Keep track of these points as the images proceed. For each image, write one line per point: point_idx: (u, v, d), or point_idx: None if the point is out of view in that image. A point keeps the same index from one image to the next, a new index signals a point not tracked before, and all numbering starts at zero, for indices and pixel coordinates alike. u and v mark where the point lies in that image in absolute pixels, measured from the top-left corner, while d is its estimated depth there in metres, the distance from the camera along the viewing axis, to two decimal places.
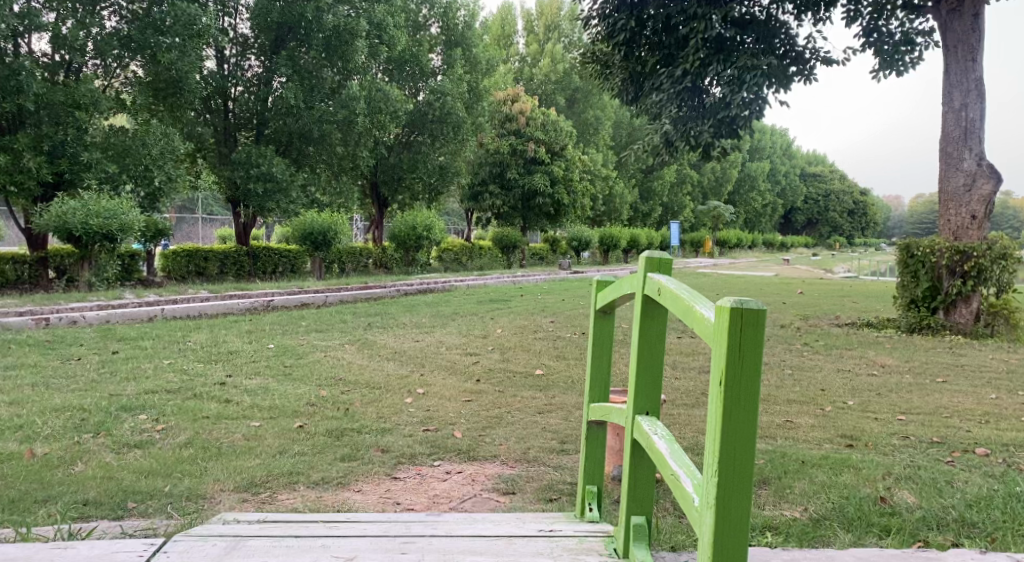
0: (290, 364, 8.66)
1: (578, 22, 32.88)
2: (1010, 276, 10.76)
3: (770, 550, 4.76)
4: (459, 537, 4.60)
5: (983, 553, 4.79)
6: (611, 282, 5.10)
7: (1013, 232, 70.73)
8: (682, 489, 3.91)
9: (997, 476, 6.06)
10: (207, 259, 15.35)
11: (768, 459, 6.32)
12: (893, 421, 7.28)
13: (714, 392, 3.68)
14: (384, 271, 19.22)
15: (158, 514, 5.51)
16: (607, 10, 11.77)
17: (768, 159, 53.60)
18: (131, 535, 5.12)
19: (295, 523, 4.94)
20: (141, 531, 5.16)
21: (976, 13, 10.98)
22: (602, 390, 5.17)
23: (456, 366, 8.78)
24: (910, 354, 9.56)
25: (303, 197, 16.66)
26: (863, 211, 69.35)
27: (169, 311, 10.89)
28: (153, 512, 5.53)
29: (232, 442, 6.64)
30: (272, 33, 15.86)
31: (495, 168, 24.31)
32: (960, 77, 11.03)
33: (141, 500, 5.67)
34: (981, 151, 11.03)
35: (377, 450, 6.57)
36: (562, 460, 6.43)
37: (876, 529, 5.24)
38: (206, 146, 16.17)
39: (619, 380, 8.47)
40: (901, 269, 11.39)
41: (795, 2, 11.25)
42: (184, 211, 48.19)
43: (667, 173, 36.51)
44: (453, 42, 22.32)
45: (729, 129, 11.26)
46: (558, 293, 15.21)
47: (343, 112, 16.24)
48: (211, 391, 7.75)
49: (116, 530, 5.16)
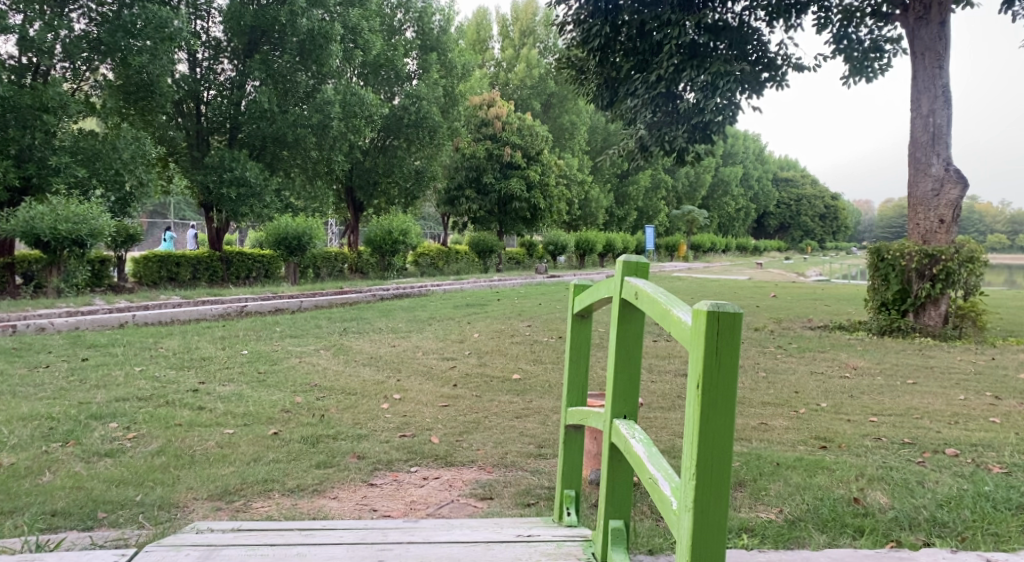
0: (265, 370, 8.57)
1: (553, 28, 32.92)
2: (976, 279, 10.95)
3: (748, 552, 4.83)
4: (437, 544, 4.57)
5: (954, 552, 4.87)
6: (588, 285, 5.12)
7: (980, 236, 71.97)
8: (659, 493, 3.91)
9: (966, 475, 6.15)
10: (179, 264, 15.19)
11: (744, 462, 6.37)
12: (865, 422, 7.36)
13: (690, 396, 3.70)
14: (360, 276, 19.17)
15: (129, 524, 5.43)
16: (582, 15, 11.81)
17: (740, 164, 54.16)
18: (101, 545, 5.05)
19: (270, 531, 4.89)
20: (112, 542, 5.09)
21: (941, 20, 11.18)
22: (579, 393, 5.18)
23: (433, 371, 8.76)
24: (881, 356, 9.70)
25: (277, 201, 16.47)
26: (834, 214, 70.16)
27: (140, 317, 10.72)
28: (124, 522, 5.45)
29: (205, 449, 6.56)
30: (246, 37, 15.80)
31: (471, 172, 24.30)
32: (928, 84, 11.24)
33: (112, 510, 5.57)
34: (949, 156, 11.19)
35: (353, 456, 6.52)
36: (539, 464, 6.43)
37: (850, 529, 5.30)
38: (177, 150, 16.05)
39: (595, 384, 8.50)
40: (872, 272, 11.52)
41: (766, 8, 11.35)
42: (155, 211, 48.27)
43: (642, 178, 36.72)
44: (428, 47, 22.24)
45: (702, 134, 11.39)
46: (535, 297, 15.19)
47: (318, 116, 16.04)
48: (184, 398, 7.65)
49: (85, 541, 5.08)
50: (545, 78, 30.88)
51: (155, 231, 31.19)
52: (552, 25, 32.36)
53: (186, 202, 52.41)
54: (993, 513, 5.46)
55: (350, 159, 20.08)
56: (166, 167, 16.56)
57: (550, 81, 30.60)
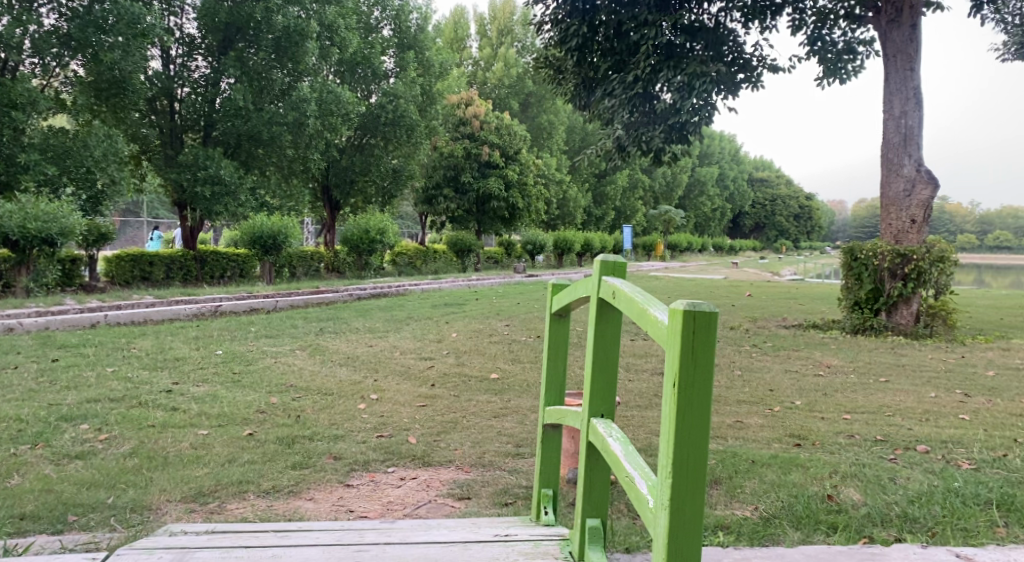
0: (240, 370, 8.49)
1: (531, 27, 32.90)
2: (946, 278, 11.10)
3: (722, 550, 4.90)
4: (414, 545, 4.55)
5: (925, 548, 4.95)
6: (566, 285, 5.12)
7: (950, 235, 73.05)
8: (637, 491, 3.92)
9: (936, 472, 6.24)
10: (152, 264, 14.99)
11: (719, 460, 6.42)
12: (838, 420, 7.44)
13: (667, 395, 3.71)
14: (336, 276, 19.06)
15: (100, 527, 5.35)
16: (559, 15, 11.83)
17: (716, 164, 54.62)
18: (72, 549, 4.98)
19: (245, 533, 4.85)
20: (83, 546, 5.01)
21: (913, 23, 11.35)
22: (557, 392, 5.18)
23: (411, 371, 8.72)
24: (855, 354, 9.82)
25: (253, 200, 16.31)
26: (808, 215, 70.93)
27: (112, 317, 10.58)
28: (95, 525, 5.36)
29: (179, 451, 6.48)
30: (220, 34, 15.62)
31: (449, 171, 24.25)
32: (900, 86, 11.39)
33: (83, 512, 5.49)
34: (921, 157, 11.34)
35: (329, 457, 6.48)
36: (517, 464, 6.43)
37: (823, 526, 5.35)
38: (150, 147, 15.82)
39: (573, 383, 8.52)
40: (845, 271, 11.66)
41: (742, 9, 11.43)
42: (127, 210, 47.73)
43: (620, 177, 36.87)
44: (405, 45, 22.13)
45: (679, 135, 11.48)
46: (513, 297, 15.15)
47: (293, 114, 15.91)
48: (157, 399, 7.56)
49: (54, 545, 5.01)
50: (523, 78, 30.90)
51: (127, 230, 30.68)
52: (530, 24, 32.35)
53: (161, 202, 51.81)
54: (963, 508, 5.53)
55: (326, 157, 19.93)
56: (138, 166, 16.35)
57: (527, 81, 30.63)
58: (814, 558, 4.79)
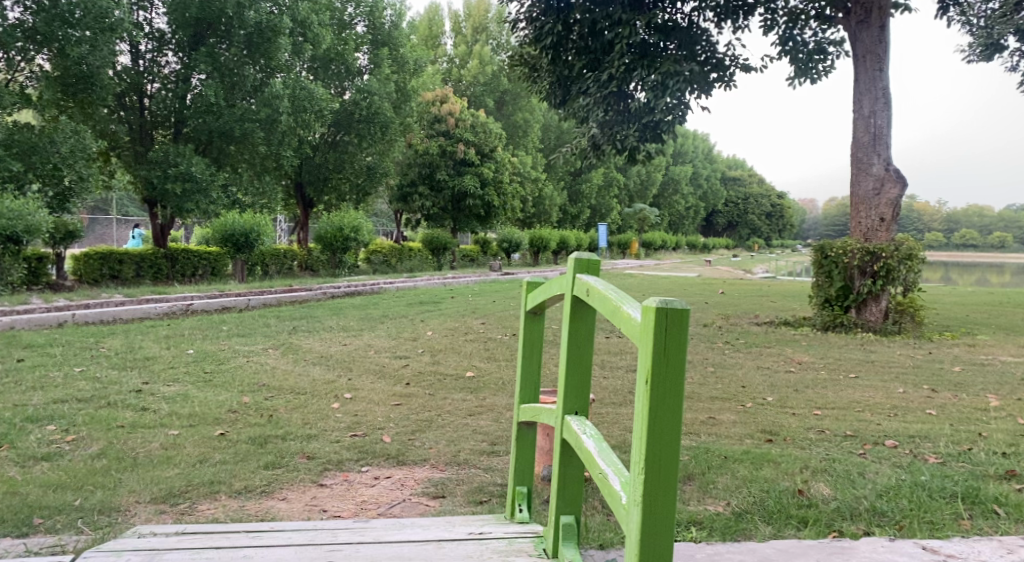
0: (211, 369, 8.39)
1: (506, 25, 32.88)
2: (914, 276, 11.27)
3: (695, 545, 4.96)
4: (388, 543, 4.53)
5: (892, 541, 5.03)
6: (540, 283, 5.12)
7: (918, 234, 74.24)
8: (609, 487, 3.91)
9: (904, 466, 6.33)
10: (122, 262, 14.76)
11: (692, 456, 6.46)
12: (809, 416, 7.54)
13: (639, 391, 3.69)
14: (309, 274, 18.92)
15: (66, 529, 5.25)
16: (534, 13, 11.85)
17: (691, 163, 55.07)
18: (37, 553, 4.88)
19: (216, 534, 4.79)
20: (48, 549, 4.93)
21: (882, 24, 11.52)
22: (532, 390, 5.18)
23: (385, 370, 8.68)
24: (825, 351, 9.95)
25: (224, 198, 16.10)
26: (780, 213, 71.71)
27: (80, 316, 10.41)
28: (62, 527, 5.27)
29: (149, 451, 6.39)
30: (190, 30, 15.30)
31: (424, 169, 24.19)
32: (869, 86, 11.56)
33: (48, 515, 5.40)
34: (889, 156, 11.51)
35: (302, 456, 6.43)
36: (492, 462, 6.42)
37: (794, 521, 5.39)
38: (119, 143, 15.49)
39: (548, 381, 8.54)
40: (816, 269, 11.83)
41: (715, 9, 11.53)
42: (98, 207, 47.06)
43: (595, 176, 37.03)
44: (379, 42, 21.99)
45: (653, 134, 11.58)
46: (488, 295, 15.12)
47: (265, 111, 15.84)
48: (126, 398, 7.45)
49: (19, 548, 4.92)
50: (498, 76, 30.85)
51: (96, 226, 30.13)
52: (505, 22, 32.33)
53: (132, 200, 51.10)
54: (929, 502, 5.59)
55: (300, 154, 19.75)
56: (107, 163, 16.06)
57: (502, 79, 30.59)
58: (784, 552, 4.85)
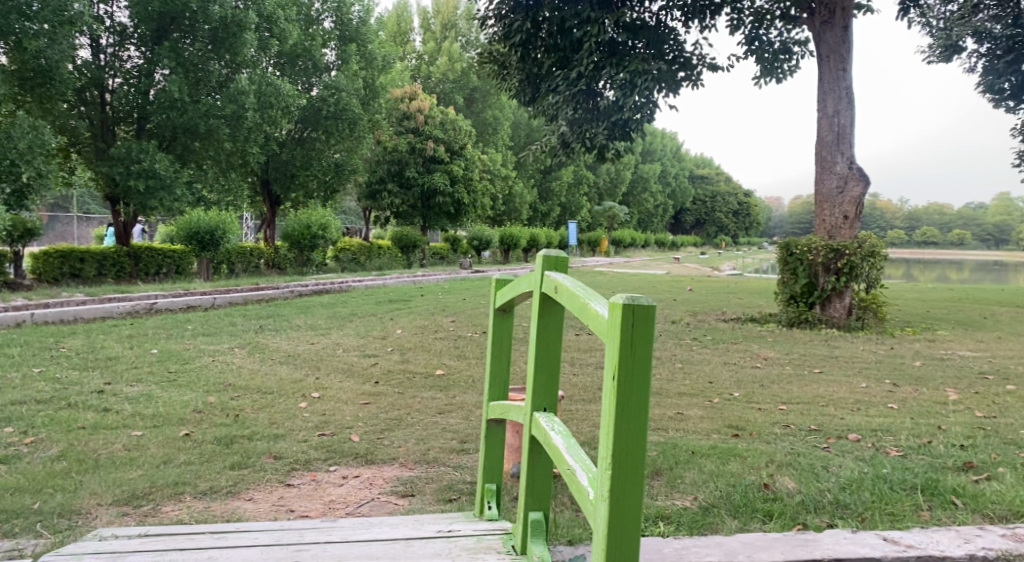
0: (175, 369, 8.26)
1: (475, 22, 32.84)
2: (877, 273, 11.49)
3: (662, 539, 4.89)
4: (357, 542, 4.50)
5: (854, 533, 4.96)
6: (509, 280, 5.10)
7: (880, 231, 75.62)
8: (578, 483, 3.90)
9: (866, 459, 6.41)
10: (83, 261, 14.45)
11: (660, 451, 6.50)
12: (775, 411, 7.63)
13: (607, 386, 3.64)
14: (276, 272, 18.74)
15: (25, 533, 5.14)
16: (503, 11, 11.81)
17: (659, 161, 55.50)
18: None
19: (180, 535, 4.72)
20: (5, 553, 4.81)
21: (845, 25, 11.69)
22: (501, 387, 5.16)
23: (354, 368, 8.62)
24: (790, 346, 10.08)
25: (189, 195, 15.85)
26: (746, 211, 72.56)
27: (39, 315, 10.17)
28: (20, 531, 5.15)
29: (111, 452, 6.27)
30: (153, 24, 15.03)
31: (393, 166, 24.11)
32: (833, 85, 11.72)
33: (6, 519, 5.28)
34: (852, 154, 11.68)
35: (270, 456, 6.36)
36: (462, 460, 6.40)
37: (760, 514, 5.42)
38: (80, 140, 15.12)
39: (519, 378, 8.54)
40: (782, 266, 12.00)
41: (682, 8, 11.61)
42: (60, 205, 46.20)
43: (565, 174, 37.17)
44: (347, 37, 21.82)
45: (621, 132, 11.72)
46: (459, 293, 15.09)
47: (231, 106, 15.74)
48: (88, 399, 7.30)
49: None
50: (467, 73, 30.78)
51: (58, 223, 29.48)
52: (474, 19, 32.30)
53: (93, 197, 50.28)
54: (890, 494, 5.65)
55: (266, 151, 19.54)
56: (68, 159, 15.65)
57: (472, 76, 30.52)
58: (749, 545, 4.79)
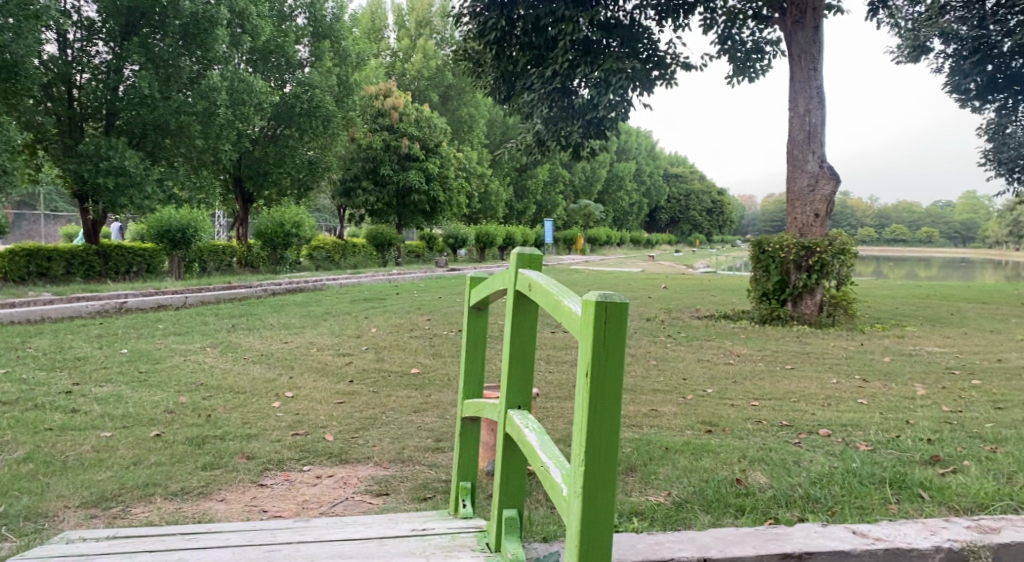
0: (145, 369, 8.16)
1: (450, 19, 32.79)
2: (848, 270, 11.56)
3: (636, 535, 4.89)
4: (330, 542, 4.46)
5: (825, 526, 4.98)
6: (484, 278, 5.08)
7: (852, 229, 76.45)
8: (551, 480, 3.89)
9: (837, 453, 6.46)
10: (50, 259, 14.26)
11: (634, 448, 6.51)
12: (747, 407, 7.67)
13: (579, 384, 3.63)
14: (249, 270, 18.60)
15: None
16: (477, 9, 11.75)
17: (634, 160, 55.76)
18: None
19: (149, 537, 4.65)
20: None
21: (816, 25, 11.79)
22: (476, 384, 5.13)
23: (328, 367, 8.56)
24: (762, 343, 10.15)
25: (160, 193, 15.68)
26: (720, 209, 73.09)
27: (6, 315, 10.01)
28: None
29: (79, 454, 6.19)
30: (122, 18, 14.84)
31: (368, 164, 24.00)
32: (804, 85, 11.81)
33: None
34: (823, 153, 11.77)
35: (242, 456, 6.29)
36: (437, 458, 6.37)
37: (732, 509, 5.45)
38: (47, 136, 14.90)
39: (494, 376, 8.53)
40: (754, 264, 12.06)
41: (657, 7, 11.64)
42: (27, 202, 45.55)
43: (541, 172, 37.22)
44: (321, 34, 21.70)
45: (597, 130, 11.74)
46: (434, 291, 15.03)
47: (202, 103, 15.65)
48: (56, 400, 7.20)
49: None
50: (442, 70, 30.71)
51: (25, 222, 29.01)
52: (449, 16, 32.24)
53: (61, 195, 49.59)
54: (859, 487, 5.69)
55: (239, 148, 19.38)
56: (35, 156, 15.40)
57: (447, 73, 30.47)
58: (721, 540, 4.80)
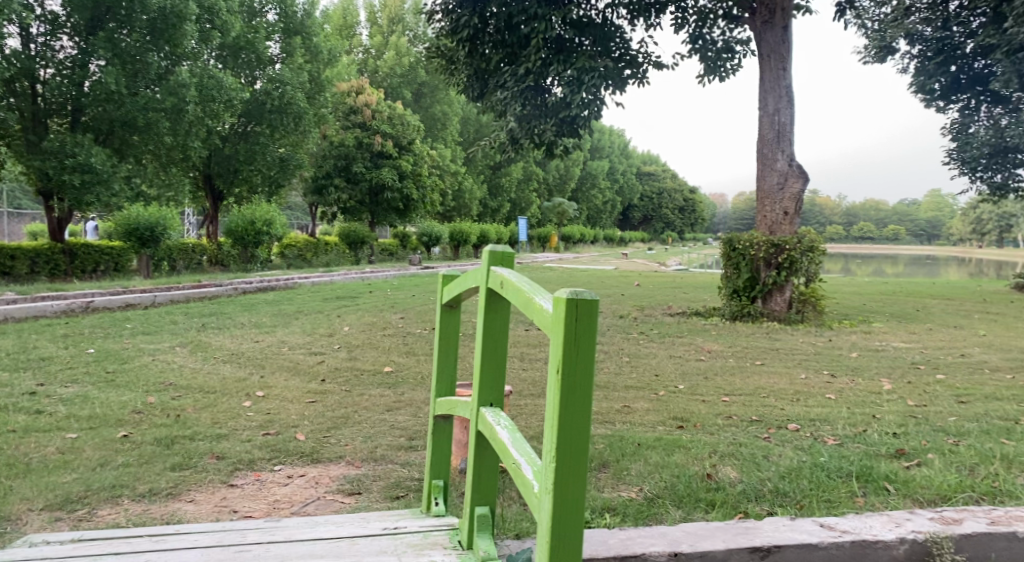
0: (113, 369, 8.05)
1: (423, 16, 32.67)
2: (816, 267, 11.65)
3: (607, 530, 4.90)
4: (300, 541, 4.43)
5: (793, 520, 5.02)
6: (456, 276, 5.06)
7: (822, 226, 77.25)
8: (523, 476, 3.89)
9: (806, 448, 6.51)
10: (13, 258, 14.06)
11: (606, 444, 6.52)
12: (718, 402, 7.72)
13: (551, 380, 3.62)
14: (220, 269, 18.44)
15: None
16: (449, 6, 11.69)
17: (607, 158, 55.90)
18: None
19: (116, 539, 4.59)
20: None
21: (785, 25, 11.89)
22: (448, 382, 5.11)
23: (299, 366, 8.49)
24: (733, 339, 10.22)
25: (128, 190, 15.48)
26: (692, 207, 73.56)
27: None
28: None
29: (44, 456, 6.09)
30: (88, 13, 14.60)
31: (340, 161, 23.85)
32: (773, 84, 11.89)
33: None
34: (793, 152, 11.86)
35: (212, 457, 6.23)
36: (409, 457, 6.34)
37: (703, 504, 5.47)
38: (10, 133, 14.62)
39: (467, 374, 8.50)
40: (725, 261, 12.12)
41: (629, 6, 11.66)
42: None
43: (514, 170, 37.22)
44: (292, 31, 21.53)
45: (570, 128, 11.75)
46: (407, 289, 14.98)
47: (171, 99, 15.50)
48: (21, 401, 7.08)
49: None
50: (415, 67, 30.59)
51: None
52: (421, 13, 32.10)
53: (26, 193, 48.73)
54: (827, 481, 5.74)
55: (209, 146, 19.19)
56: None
57: (420, 70, 30.37)
58: (692, 534, 4.82)
